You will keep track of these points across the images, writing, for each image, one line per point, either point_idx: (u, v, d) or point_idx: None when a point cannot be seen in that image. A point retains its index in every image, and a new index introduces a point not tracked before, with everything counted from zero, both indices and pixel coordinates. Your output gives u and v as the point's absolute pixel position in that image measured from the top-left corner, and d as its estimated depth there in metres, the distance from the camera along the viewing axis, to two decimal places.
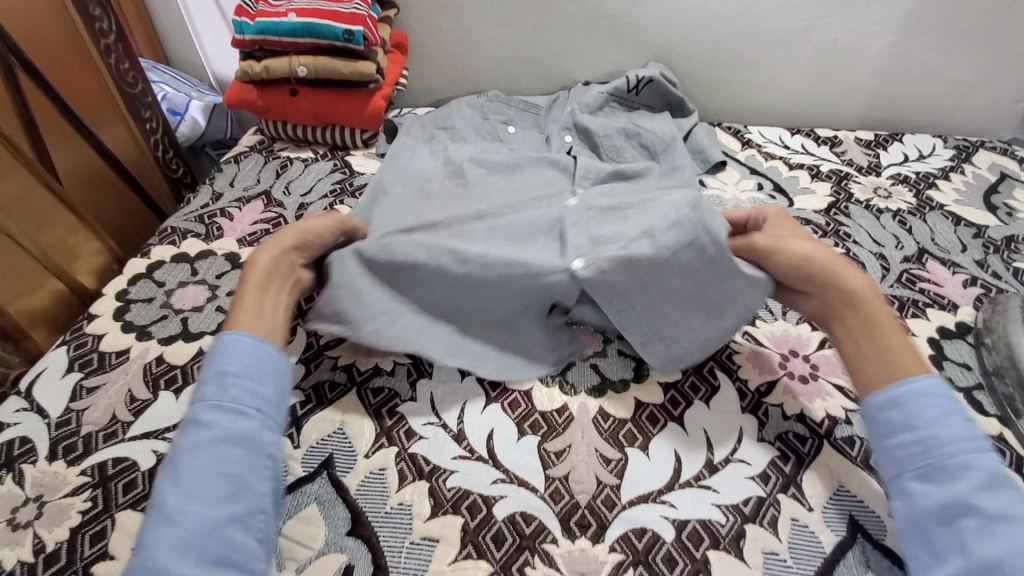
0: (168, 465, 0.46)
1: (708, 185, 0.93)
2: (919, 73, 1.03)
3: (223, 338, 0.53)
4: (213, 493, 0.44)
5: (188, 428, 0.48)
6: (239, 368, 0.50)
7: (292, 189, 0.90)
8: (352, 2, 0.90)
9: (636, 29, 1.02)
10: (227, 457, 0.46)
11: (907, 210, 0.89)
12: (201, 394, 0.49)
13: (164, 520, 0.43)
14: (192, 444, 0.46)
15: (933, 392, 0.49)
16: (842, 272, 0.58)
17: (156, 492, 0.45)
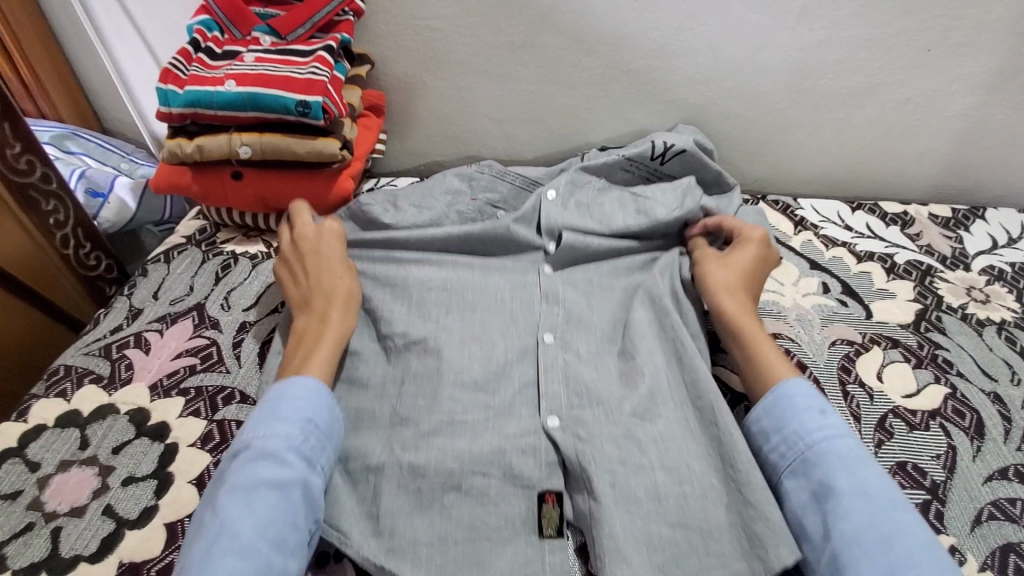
0: (234, 493, 0.45)
1: (760, 286, 0.74)
2: (1006, 138, 0.85)
3: (302, 381, 0.53)
4: (278, 535, 0.44)
5: (257, 460, 0.47)
6: (318, 420, 0.51)
7: (233, 300, 0.71)
8: (310, 64, 0.71)
9: (662, 86, 0.84)
10: (287, 502, 0.46)
11: (1013, 322, 0.71)
12: (268, 430, 0.50)
13: (228, 554, 0.42)
14: (263, 479, 0.46)
15: (793, 392, 0.52)
16: (725, 295, 0.62)
17: (215, 522, 0.44)
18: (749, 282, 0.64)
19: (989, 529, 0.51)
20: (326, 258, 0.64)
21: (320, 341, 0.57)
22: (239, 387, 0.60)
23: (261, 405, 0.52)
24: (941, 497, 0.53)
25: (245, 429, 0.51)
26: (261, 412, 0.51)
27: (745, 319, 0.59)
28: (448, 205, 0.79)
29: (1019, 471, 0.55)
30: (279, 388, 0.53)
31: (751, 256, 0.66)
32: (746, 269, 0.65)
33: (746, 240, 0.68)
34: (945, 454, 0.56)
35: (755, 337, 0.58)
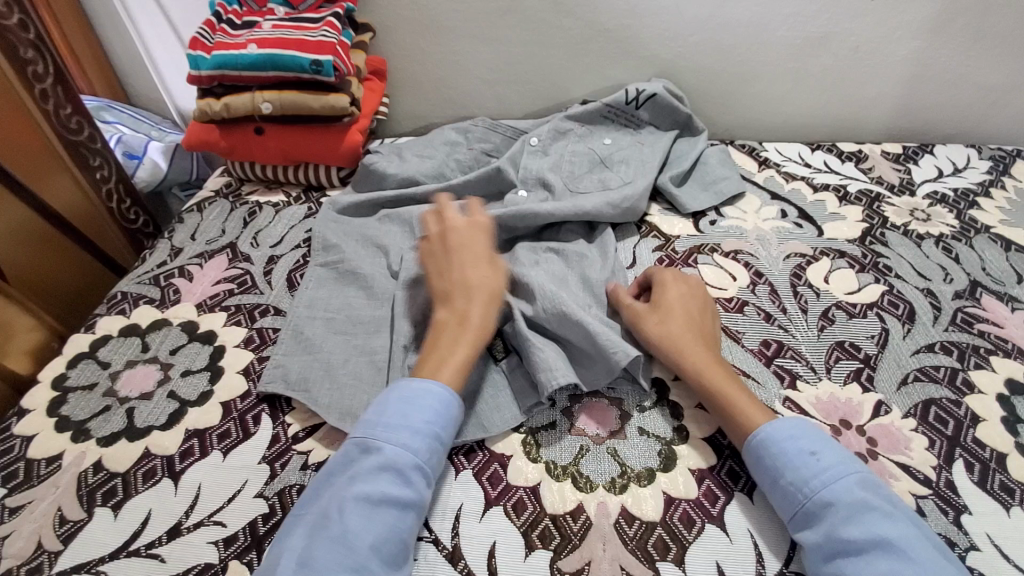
0: (359, 500, 0.45)
1: (726, 214, 0.84)
2: (948, 80, 0.94)
3: (436, 390, 0.52)
4: (389, 555, 0.44)
5: (381, 468, 0.47)
6: (444, 437, 0.51)
7: (261, 238, 0.81)
8: (321, 29, 0.81)
9: (637, 43, 0.93)
10: (403, 516, 0.46)
11: (950, 235, 0.79)
12: (395, 439, 0.48)
13: (346, 567, 0.42)
14: (388, 493, 0.46)
15: (778, 438, 0.49)
16: (679, 354, 0.57)
17: (337, 527, 0.43)
18: (695, 325, 0.60)
19: (911, 389, 0.60)
20: (462, 258, 0.62)
21: (462, 338, 0.56)
22: (271, 303, 0.70)
23: (396, 405, 0.50)
24: (872, 364, 0.62)
25: (370, 430, 0.49)
26: (395, 411, 0.50)
27: (710, 371, 0.55)
28: (446, 153, 0.89)
29: (943, 346, 0.64)
30: (411, 390, 0.52)
31: (685, 297, 0.63)
32: (684, 312, 0.61)
33: (666, 283, 0.64)
34: (878, 335, 0.65)
35: (722, 388, 0.54)
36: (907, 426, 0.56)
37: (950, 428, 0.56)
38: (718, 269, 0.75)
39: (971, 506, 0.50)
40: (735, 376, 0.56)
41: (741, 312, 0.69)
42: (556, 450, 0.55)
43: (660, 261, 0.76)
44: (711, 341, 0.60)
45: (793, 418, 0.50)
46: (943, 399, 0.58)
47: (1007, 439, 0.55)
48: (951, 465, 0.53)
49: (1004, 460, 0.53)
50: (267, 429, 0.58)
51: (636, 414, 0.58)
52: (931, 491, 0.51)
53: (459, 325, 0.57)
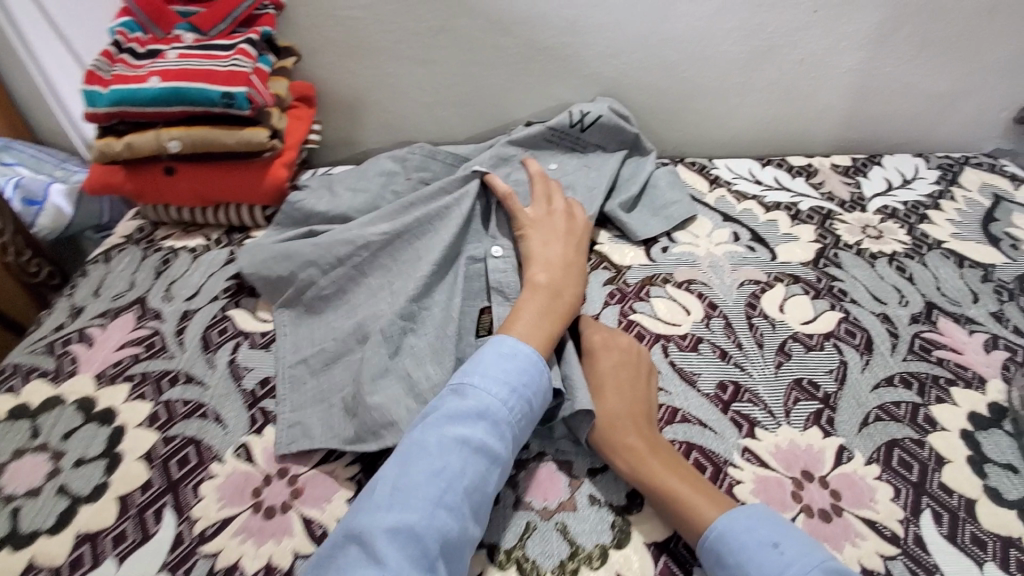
0: (459, 444, 0.47)
1: (678, 240, 0.80)
2: (893, 89, 0.93)
3: (536, 355, 0.54)
4: (476, 503, 0.46)
5: (476, 416, 0.49)
6: (536, 402, 0.52)
7: (174, 291, 0.73)
8: (233, 57, 0.74)
9: (578, 61, 0.89)
10: (489, 469, 0.47)
11: (903, 252, 0.77)
12: (493, 392, 0.50)
13: (441, 502, 0.44)
14: (483, 442, 0.47)
15: (731, 533, 0.45)
16: (613, 436, 0.53)
17: (436, 462, 0.45)
18: (626, 400, 0.56)
19: (873, 429, 0.57)
20: (547, 240, 0.67)
21: (552, 311, 0.60)
22: (183, 370, 0.63)
23: (498, 360, 0.52)
24: (832, 404, 0.59)
25: (470, 380, 0.51)
26: (499, 367, 0.52)
27: (645, 457, 0.51)
28: (381, 185, 0.83)
29: (902, 378, 0.61)
30: (512, 349, 0.54)
31: (615, 368, 0.59)
32: (613, 383, 0.57)
33: (595, 352, 0.61)
34: (837, 369, 0.62)
35: (657, 477, 0.50)
36: (871, 474, 0.53)
37: (915, 473, 0.53)
38: (671, 302, 0.71)
39: (941, 563, 0.48)
40: (673, 458, 0.52)
41: (696, 350, 0.65)
42: (500, 530, 0.50)
43: (611, 295, 0.72)
44: (648, 412, 0.56)
45: (742, 505, 0.47)
46: (906, 440, 0.56)
47: (974, 482, 0.53)
48: (918, 517, 0.50)
49: (973, 507, 0.51)
50: (171, 527, 0.51)
51: (586, 479, 0.53)
52: (900, 550, 0.48)
53: (554, 295, 0.61)
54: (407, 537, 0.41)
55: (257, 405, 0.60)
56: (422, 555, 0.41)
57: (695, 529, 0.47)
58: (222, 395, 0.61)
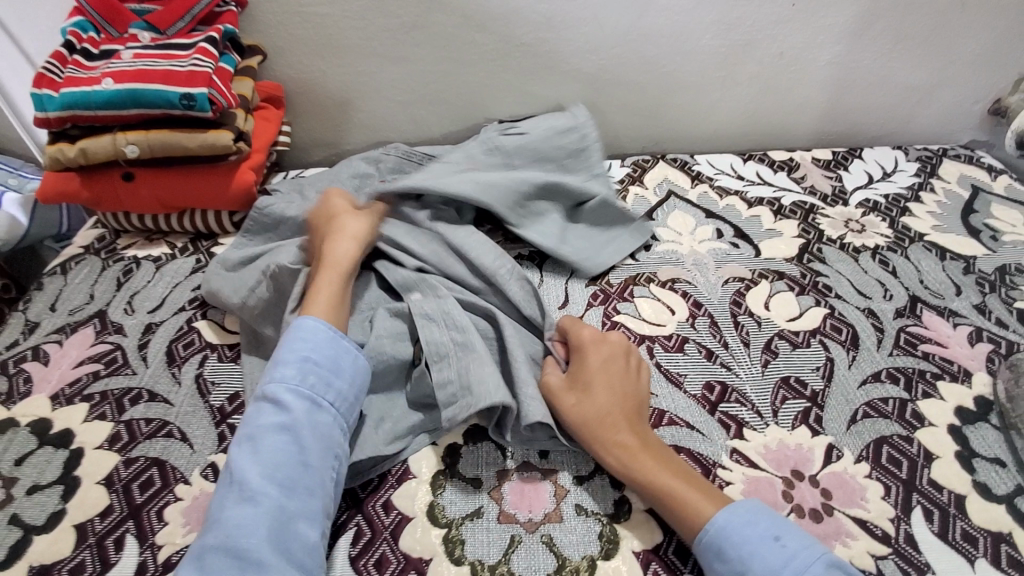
0: (244, 443, 0.48)
1: (661, 237, 0.79)
2: (872, 82, 0.93)
3: (302, 326, 0.55)
4: (288, 479, 0.46)
5: (257, 412, 0.50)
6: (319, 365, 0.53)
7: (137, 303, 0.69)
8: (192, 57, 0.71)
9: (555, 57, 0.87)
10: (286, 445, 0.48)
11: (886, 246, 0.77)
12: (266, 382, 0.51)
13: (241, 497, 0.45)
14: (268, 427, 0.48)
15: (734, 525, 0.44)
16: (601, 432, 0.51)
17: (230, 472, 0.47)
18: (617, 393, 0.54)
19: (862, 427, 0.56)
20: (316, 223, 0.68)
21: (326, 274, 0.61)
22: (146, 386, 0.60)
23: (274, 355, 0.54)
24: (820, 403, 0.58)
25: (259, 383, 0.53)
26: (273, 361, 0.53)
27: (636, 453, 0.50)
28: (355, 188, 0.81)
29: (889, 373, 0.61)
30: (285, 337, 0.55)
31: (605, 362, 0.56)
32: (602, 379, 0.54)
33: (583, 348, 0.57)
34: (824, 366, 0.61)
35: (651, 473, 0.48)
36: (861, 473, 0.52)
37: (904, 470, 0.52)
38: (656, 302, 0.69)
39: (933, 562, 0.47)
40: (663, 452, 0.51)
41: (682, 351, 0.63)
42: (483, 545, 0.48)
43: (594, 297, 0.70)
44: (640, 406, 0.54)
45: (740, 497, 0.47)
46: (894, 436, 0.55)
47: (963, 477, 0.52)
48: (909, 515, 0.49)
49: (962, 502, 0.50)
50: (132, 556, 0.48)
51: (572, 487, 0.52)
52: (891, 550, 0.47)
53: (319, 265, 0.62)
54: (218, 546, 0.42)
55: (226, 422, 0.57)
56: (232, 552, 0.42)
57: (696, 526, 0.46)
58: (188, 412, 0.58)
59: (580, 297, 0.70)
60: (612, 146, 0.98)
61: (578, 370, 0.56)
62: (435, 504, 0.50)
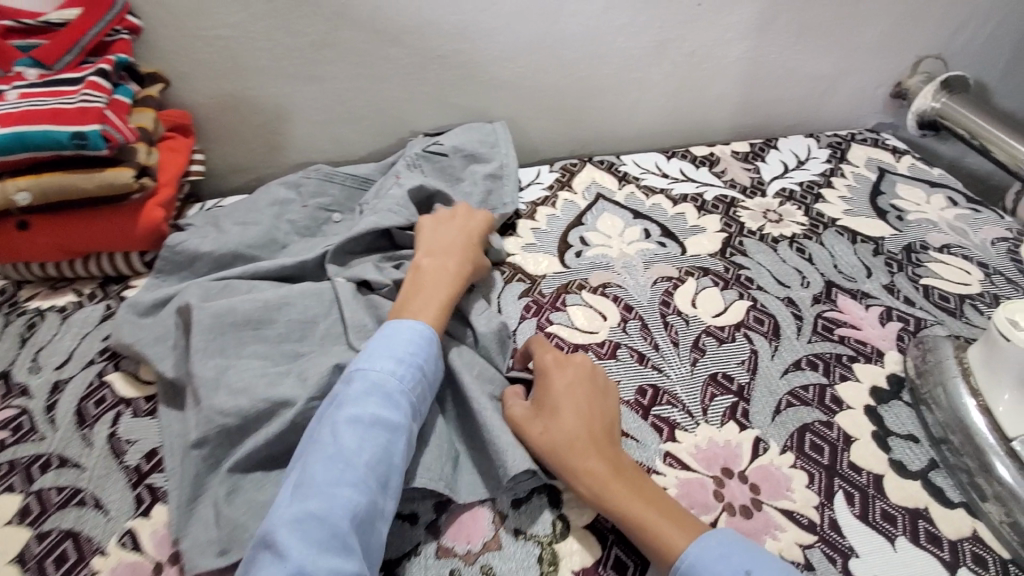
0: (354, 424, 0.46)
1: (590, 241, 0.80)
2: (782, 73, 0.96)
3: (423, 328, 0.55)
4: (384, 476, 0.45)
5: (367, 394, 0.48)
6: (426, 368, 0.53)
7: (42, 360, 0.65)
8: (81, 92, 0.66)
9: (473, 66, 0.86)
10: (390, 440, 0.47)
11: (802, 234, 0.80)
12: (381, 365, 0.50)
13: (344, 481, 0.43)
14: (380, 415, 0.47)
15: (703, 562, 0.43)
16: (578, 462, 0.49)
17: (332, 447, 0.45)
18: (587, 418, 0.52)
19: (786, 416, 0.58)
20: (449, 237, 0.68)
21: (437, 281, 0.61)
22: (56, 452, 0.56)
23: (380, 340, 0.53)
24: (746, 396, 0.60)
25: (359, 360, 0.51)
26: (380, 347, 0.52)
27: (613, 483, 0.48)
28: (275, 216, 0.78)
29: (809, 361, 0.63)
30: (397, 326, 0.55)
31: (571, 387, 0.55)
32: (571, 405, 0.53)
33: (547, 371, 0.57)
34: (748, 359, 0.63)
35: (625, 504, 0.47)
36: (786, 463, 0.54)
37: (826, 456, 0.55)
38: (588, 309, 0.70)
39: (857, 545, 0.49)
40: (643, 476, 0.50)
41: (614, 357, 0.64)
42: None
43: (527, 309, 0.70)
44: (609, 430, 0.52)
45: (714, 532, 0.45)
46: (816, 423, 0.57)
47: (880, 457, 0.55)
48: (832, 500, 0.51)
49: (881, 482, 0.53)
50: None
51: (510, 513, 0.51)
52: (817, 537, 0.49)
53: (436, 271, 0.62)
54: (312, 521, 0.41)
55: (144, 482, 0.54)
56: (330, 533, 0.40)
57: (664, 556, 0.45)
58: (104, 475, 0.55)
59: (513, 310, 0.70)
60: (540, 152, 0.98)
61: (545, 397, 0.54)
62: None
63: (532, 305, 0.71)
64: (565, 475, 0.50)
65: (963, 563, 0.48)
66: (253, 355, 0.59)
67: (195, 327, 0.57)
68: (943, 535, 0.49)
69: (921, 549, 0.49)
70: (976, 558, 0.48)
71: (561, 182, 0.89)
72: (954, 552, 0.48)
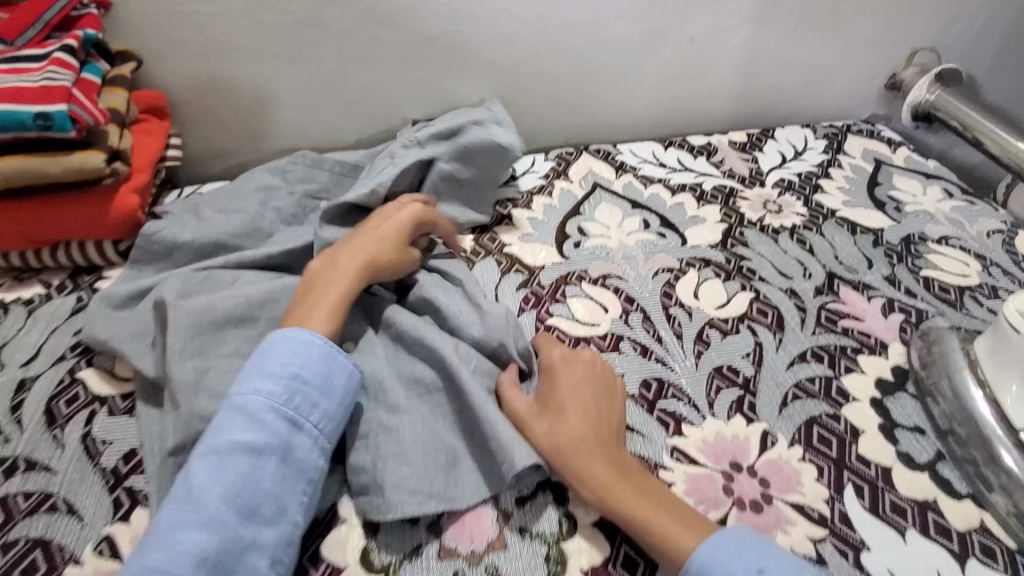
0: (208, 457, 0.43)
1: (589, 232, 0.78)
2: (779, 63, 0.95)
3: (304, 337, 0.50)
4: (250, 506, 0.42)
5: (232, 419, 0.45)
6: (309, 379, 0.48)
7: (7, 356, 0.60)
8: (46, 69, 0.62)
9: (466, 50, 0.83)
10: (257, 467, 0.43)
11: (802, 225, 0.79)
12: (248, 385, 0.46)
13: (192, 522, 0.40)
14: (241, 442, 0.44)
15: (716, 559, 0.43)
16: (583, 461, 0.48)
17: (184, 486, 0.42)
18: (589, 416, 0.51)
19: (793, 409, 0.57)
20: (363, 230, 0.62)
21: (331, 288, 0.55)
22: (23, 455, 0.52)
23: (255, 355, 0.49)
24: (752, 389, 0.58)
25: (234, 381, 0.48)
26: (254, 362, 0.48)
27: (619, 485, 0.47)
28: (260, 203, 0.74)
29: (814, 353, 0.62)
30: (273, 339, 0.50)
31: (574, 386, 0.53)
32: (575, 405, 0.52)
33: (555, 370, 0.55)
34: (753, 352, 0.62)
35: (632, 506, 0.46)
36: (795, 457, 0.53)
37: (834, 449, 0.54)
38: (589, 301, 0.68)
39: (867, 539, 0.48)
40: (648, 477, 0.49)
41: (617, 350, 0.62)
42: None
43: (526, 301, 0.68)
44: (615, 431, 0.51)
45: (724, 531, 0.45)
46: (823, 416, 0.56)
47: (888, 450, 0.54)
48: (842, 494, 0.51)
49: (889, 475, 0.52)
50: None
51: (514, 511, 0.49)
52: (828, 532, 0.48)
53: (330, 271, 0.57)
54: None
55: (122, 486, 0.51)
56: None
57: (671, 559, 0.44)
58: (76, 479, 0.51)
59: (511, 301, 0.68)
60: (535, 141, 0.96)
61: (549, 397, 0.53)
62: (370, 549, 0.47)
63: (531, 296, 0.68)
64: (569, 475, 0.48)
65: (972, 555, 0.48)
66: (238, 351, 0.55)
67: (174, 320, 0.54)
68: (952, 527, 0.49)
69: (931, 541, 0.48)
70: (985, 550, 0.48)
71: (558, 171, 0.87)
72: (963, 544, 0.48)
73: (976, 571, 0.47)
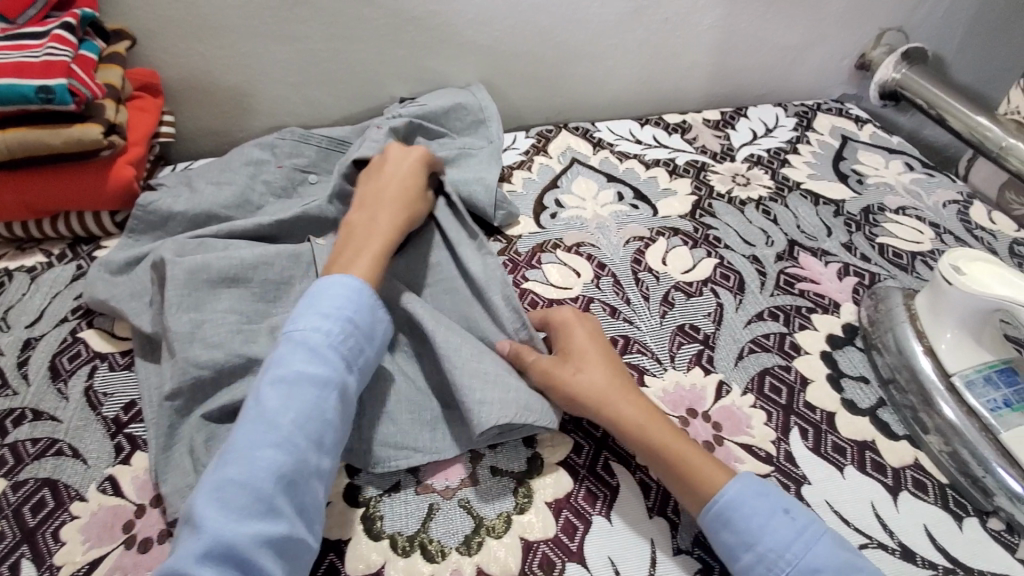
0: (277, 385, 0.45)
1: (565, 204, 0.81)
2: (752, 43, 0.99)
3: (352, 284, 0.52)
4: (317, 433, 0.44)
5: (294, 353, 0.47)
6: (359, 322, 0.50)
7: (12, 318, 0.64)
8: (46, 45, 0.64)
9: (447, 29, 0.86)
10: (319, 399, 0.45)
11: (768, 196, 0.83)
12: (306, 326, 0.48)
13: (267, 442, 0.42)
14: (306, 372, 0.46)
15: (747, 500, 0.45)
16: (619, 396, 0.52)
17: (256, 411, 0.44)
18: (610, 363, 0.55)
19: (747, 362, 0.61)
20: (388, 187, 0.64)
21: (372, 239, 0.58)
22: (30, 405, 0.56)
23: (306, 300, 0.51)
24: (711, 344, 0.63)
25: (287, 322, 0.49)
26: (305, 307, 0.50)
27: (655, 418, 0.51)
28: (250, 176, 0.77)
29: (770, 312, 0.66)
30: (322, 286, 0.52)
31: (592, 339, 0.57)
32: (596, 354, 0.56)
33: (572, 322, 0.59)
34: (713, 311, 0.66)
35: (667, 437, 0.49)
36: (747, 404, 0.57)
37: (783, 396, 0.58)
38: (563, 267, 0.72)
39: (808, 474, 0.53)
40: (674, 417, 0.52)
41: (587, 311, 0.66)
42: (402, 517, 0.49)
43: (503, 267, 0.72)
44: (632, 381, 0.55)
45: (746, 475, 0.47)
46: (776, 367, 0.61)
47: (833, 397, 0.58)
48: (787, 435, 0.55)
49: (833, 419, 0.57)
50: None
51: (486, 452, 0.53)
52: (774, 468, 0.53)
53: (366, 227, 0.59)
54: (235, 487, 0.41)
55: (123, 432, 0.55)
56: (254, 498, 0.40)
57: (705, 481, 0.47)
58: (80, 426, 0.55)
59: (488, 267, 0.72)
60: (516, 119, 0.99)
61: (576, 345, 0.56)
62: (352, 486, 0.51)
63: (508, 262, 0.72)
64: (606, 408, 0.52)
65: (904, 488, 0.52)
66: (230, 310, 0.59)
67: (169, 279, 0.57)
68: (887, 463, 0.54)
69: (866, 476, 0.53)
70: (915, 484, 0.53)
71: (536, 147, 0.91)
72: (896, 478, 0.53)
73: (906, 501, 0.51)
